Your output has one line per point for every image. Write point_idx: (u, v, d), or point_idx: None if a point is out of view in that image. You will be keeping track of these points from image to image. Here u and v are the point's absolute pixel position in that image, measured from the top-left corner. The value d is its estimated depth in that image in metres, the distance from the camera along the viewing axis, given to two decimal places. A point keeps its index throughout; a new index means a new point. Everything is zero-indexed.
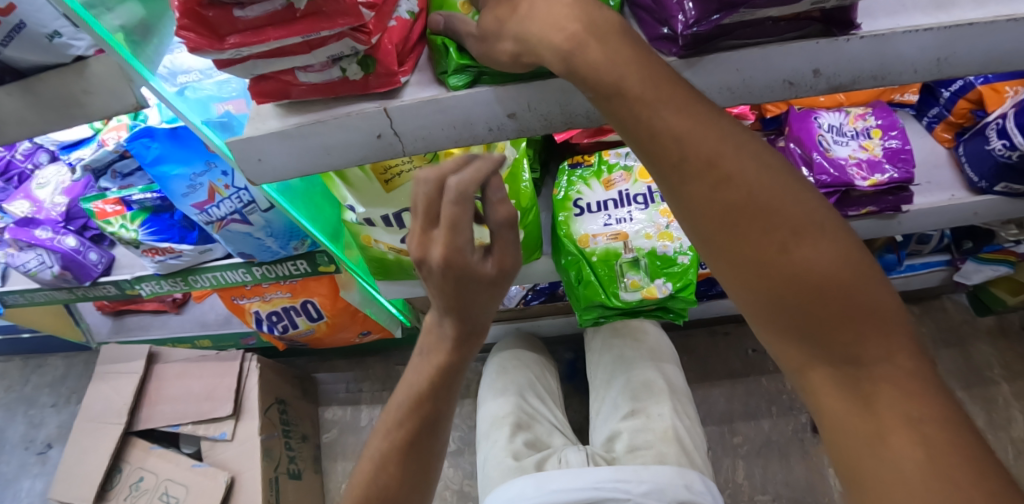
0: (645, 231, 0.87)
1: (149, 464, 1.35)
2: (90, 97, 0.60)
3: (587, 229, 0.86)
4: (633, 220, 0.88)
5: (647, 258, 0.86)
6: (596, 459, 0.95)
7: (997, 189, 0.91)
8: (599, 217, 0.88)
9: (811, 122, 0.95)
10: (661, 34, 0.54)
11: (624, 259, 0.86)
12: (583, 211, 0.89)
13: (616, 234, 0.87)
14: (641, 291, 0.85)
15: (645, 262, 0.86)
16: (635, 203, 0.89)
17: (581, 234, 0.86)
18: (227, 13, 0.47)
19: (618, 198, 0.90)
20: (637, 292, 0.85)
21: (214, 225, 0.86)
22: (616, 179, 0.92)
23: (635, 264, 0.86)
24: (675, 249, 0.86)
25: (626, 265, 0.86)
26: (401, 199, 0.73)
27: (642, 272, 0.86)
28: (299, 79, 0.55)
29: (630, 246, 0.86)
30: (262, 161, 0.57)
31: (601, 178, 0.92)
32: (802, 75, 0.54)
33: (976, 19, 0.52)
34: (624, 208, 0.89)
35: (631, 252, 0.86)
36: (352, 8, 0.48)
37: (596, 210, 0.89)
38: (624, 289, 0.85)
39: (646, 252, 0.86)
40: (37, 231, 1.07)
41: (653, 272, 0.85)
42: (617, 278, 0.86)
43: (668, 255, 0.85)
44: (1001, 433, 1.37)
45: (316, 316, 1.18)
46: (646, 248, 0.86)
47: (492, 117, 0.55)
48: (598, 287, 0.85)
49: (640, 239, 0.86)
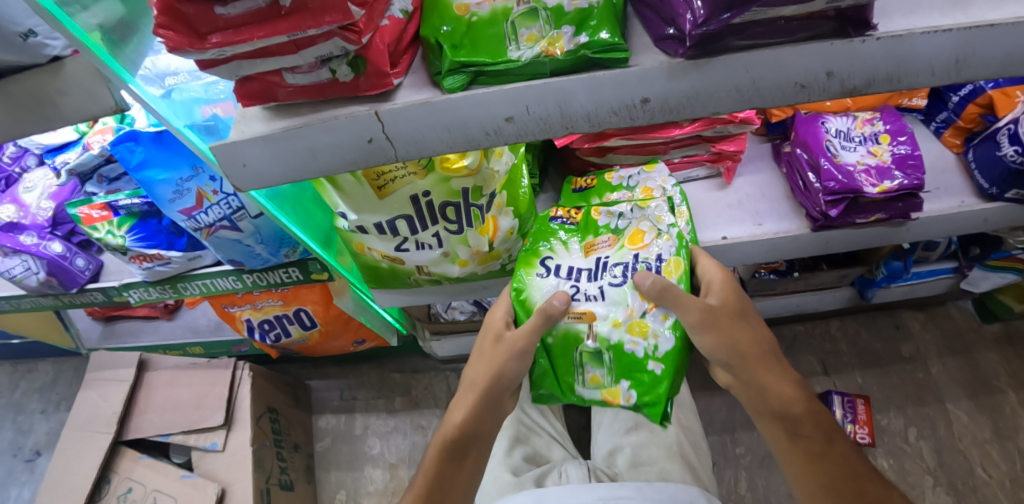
0: (616, 317, 0.70)
1: (137, 474, 1.32)
2: (64, 98, 0.58)
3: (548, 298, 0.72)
4: (606, 297, 0.71)
5: (613, 353, 0.70)
6: (597, 474, 0.92)
7: (1009, 195, 0.89)
8: (565, 282, 0.73)
9: (817, 126, 0.93)
10: (666, 34, 0.50)
11: (584, 347, 0.71)
12: (548, 272, 0.74)
13: (583, 313, 0.71)
14: (598, 390, 0.71)
15: (609, 356, 0.70)
16: (613, 274, 0.72)
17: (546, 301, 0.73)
18: (207, 10, 0.45)
19: (596, 266, 0.73)
20: (595, 392, 0.72)
21: (203, 231, 0.83)
22: (601, 242, 0.75)
23: (597, 356, 0.71)
24: (646, 351, 0.69)
25: (586, 355, 0.71)
26: (394, 205, 0.70)
27: (605, 368, 0.71)
28: (286, 80, 0.52)
29: (593, 332, 0.70)
30: (247, 166, 0.55)
31: (583, 239, 0.76)
32: (815, 77, 0.51)
33: (996, 20, 0.49)
34: (598, 279, 0.73)
35: (594, 340, 0.70)
36: (339, 4, 0.45)
37: (564, 276, 0.74)
38: (579, 381, 0.72)
39: (612, 345, 0.70)
40: (22, 237, 1.03)
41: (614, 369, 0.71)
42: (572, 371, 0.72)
43: (635, 356, 0.69)
44: (1009, 443, 1.34)
45: (309, 324, 1.15)
46: (613, 339, 0.70)
47: (487, 120, 0.52)
48: (549, 376, 0.74)
49: (606, 326, 0.70)
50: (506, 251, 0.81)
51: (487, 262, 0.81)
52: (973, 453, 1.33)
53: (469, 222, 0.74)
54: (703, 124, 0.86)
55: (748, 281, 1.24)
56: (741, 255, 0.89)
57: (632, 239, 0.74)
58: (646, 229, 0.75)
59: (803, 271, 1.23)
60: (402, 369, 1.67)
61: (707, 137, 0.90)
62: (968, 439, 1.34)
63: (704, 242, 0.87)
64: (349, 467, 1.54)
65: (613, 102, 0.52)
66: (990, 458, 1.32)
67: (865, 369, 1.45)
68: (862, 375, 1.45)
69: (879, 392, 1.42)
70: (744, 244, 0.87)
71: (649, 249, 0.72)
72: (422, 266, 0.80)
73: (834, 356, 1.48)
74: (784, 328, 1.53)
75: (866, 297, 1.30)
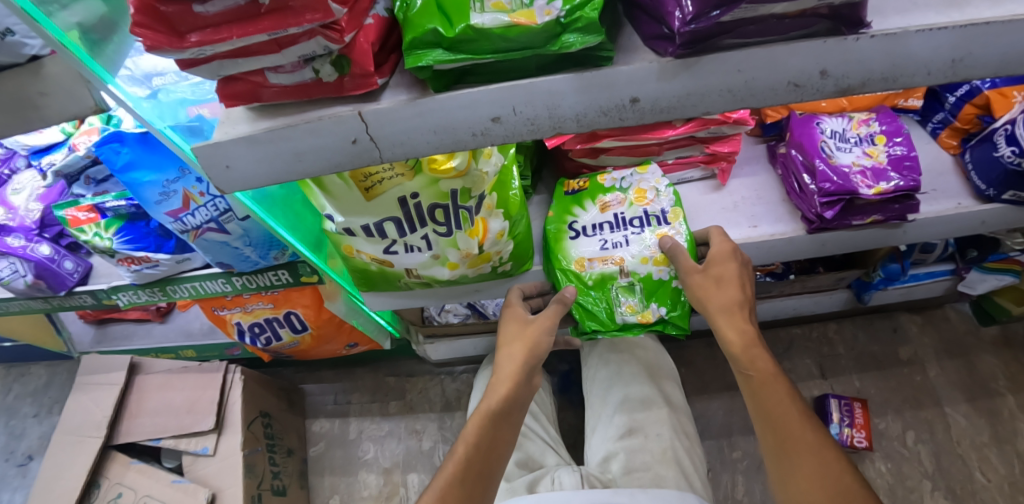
0: (641, 254, 0.83)
1: (128, 479, 1.31)
2: (45, 99, 0.56)
3: (583, 252, 0.84)
4: (630, 244, 0.84)
5: (643, 283, 0.83)
6: (590, 481, 0.90)
7: (1005, 197, 0.88)
8: (595, 240, 0.85)
9: (812, 127, 0.92)
10: (659, 33, 0.49)
11: (619, 283, 0.83)
12: (578, 234, 0.86)
13: (613, 258, 0.84)
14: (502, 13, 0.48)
15: (639, 287, 0.83)
16: (632, 226, 0.85)
17: (575, 256, 0.84)
18: (185, 9, 0.44)
19: (613, 220, 0.86)
20: (630, 317, 0.82)
21: (190, 234, 0.82)
22: (612, 201, 0.87)
23: (631, 289, 0.83)
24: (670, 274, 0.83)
25: (621, 289, 0.83)
26: (382, 207, 0.69)
27: (637, 297, 0.82)
28: (269, 80, 0.51)
29: (625, 272, 0.83)
30: (230, 168, 0.54)
31: (597, 200, 0.88)
32: (808, 76, 0.50)
33: (992, 18, 0.48)
34: (621, 230, 0.85)
35: (627, 276, 0.83)
36: (321, 2, 0.44)
37: (591, 234, 0.85)
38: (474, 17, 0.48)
39: (642, 277, 0.83)
40: (9, 238, 1.02)
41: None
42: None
43: None
44: (1007, 446, 1.33)
45: (299, 327, 1.13)
46: (642, 272, 0.83)
47: (474, 121, 0.51)
48: (477, 65, 0.50)
49: None
50: (497, 253, 0.79)
51: (478, 265, 0.79)
52: (971, 457, 1.32)
53: (459, 225, 0.73)
54: (696, 125, 0.84)
55: None
56: None
57: (637, 196, 0.87)
58: (647, 187, 0.87)
59: (799, 274, 1.23)
60: (396, 372, 1.66)
61: (701, 138, 0.89)
62: (966, 443, 1.33)
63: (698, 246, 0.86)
64: (344, 471, 1.53)
65: (602, 103, 0.51)
66: (989, 462, 1.31)
67: (863, 372, 1.44)
68: (860, 378, 1.44)
69: (877, 395, 1.41)
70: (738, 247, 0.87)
71: (652, 204, 0.86)
72: (412, 269, 0.79)
73: (832, 359, 1.47)
74: (781, 332, 1.51)
75: (862, 300, 1.29)
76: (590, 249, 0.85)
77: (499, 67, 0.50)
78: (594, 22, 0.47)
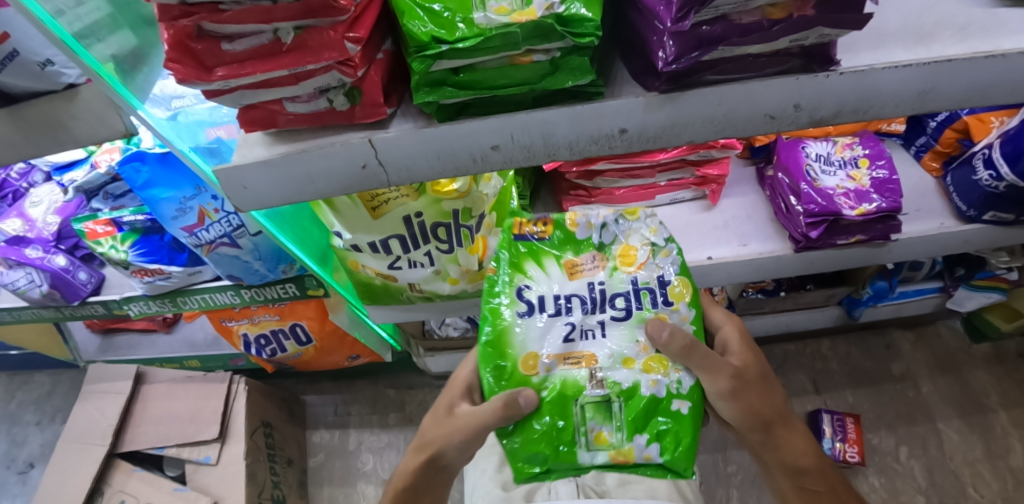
0: None
1: (130, 487, 1.33)
2: (76, 122, 0.60)
3: (535, 347, 0.65)
4: (608, 338, 0.65)
5: None
6: (587, 491, 0.94)
7: (986, 218, 0.92)
8: (559, 324, 0.65)
9: (798, 151, 0.96)
10: (644, 70, 0.54)
11: None
12: None
13: (579, 357, 0.65)
14: (504, 54, 0.50)
15: None
16: None
17: (523, 354, 0.65)
18: (214, 46, 0.49)
19: (590, 294, 0.66)
20: None
21: (203, 248, 0.85)
22: None
23: None
24: (668, 388, 0.64)
25: None
26: (388, 226, 0.73)
27: None
28: (287, 108, 0.55)
29: (598, 376, 0.64)
30: (247, 189, 0.58)
31: None
32: (784, 109, 0.54)
33: (955, 55, 0.52)
34: (596, 314, 0.66)
35: None
36: (336, 42, 0.49)
37: None
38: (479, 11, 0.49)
39: None
40: (27, 250, 1.06)
41: (536, 37, 0.49)
42: (455, 38, 0.49)
43: None
44: (1000, 462, 1.35)
45: (304, 339, 1.17)
46: None
47: (474, 148, 0.55)
48: (478, 99, 0.54)
49: None
50: None
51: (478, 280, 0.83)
52: (964, 473, 1.34)
53: (459, 242, 0.77)
54: (688, 149, 0.89)
55: (736, 300, 1.27)
56: (726, 274, 0.91)
57: (622, 256, 0.68)
58: (638, 243, 0.68)
59: (790, 291, 1.27)
60: (397, 384, 1.69)
61: (692, 160, 0.93)
62: (959, 458, 1.36)
63: (691, 262, 0.89)
64: (342, 482, 1.54)
65: (593, 132, 0.55)
66: (982, 478, 1.33)
67: (857, 388, 1.47)
68: (853, 393, 1.46)
69: (870, 410, 1.44)
70: (728, 264, 0.90)
71: (643, 271, 0.67)
72: (415, 284, 0.82)
73: (825, 374, 1.50)
74: (775, 348, 1.55)
75: (853, 317, 1.30)
76: (536, 338, 0.65)
77: (496, 101, 0.54)
78: (586, 63, 0.51)
